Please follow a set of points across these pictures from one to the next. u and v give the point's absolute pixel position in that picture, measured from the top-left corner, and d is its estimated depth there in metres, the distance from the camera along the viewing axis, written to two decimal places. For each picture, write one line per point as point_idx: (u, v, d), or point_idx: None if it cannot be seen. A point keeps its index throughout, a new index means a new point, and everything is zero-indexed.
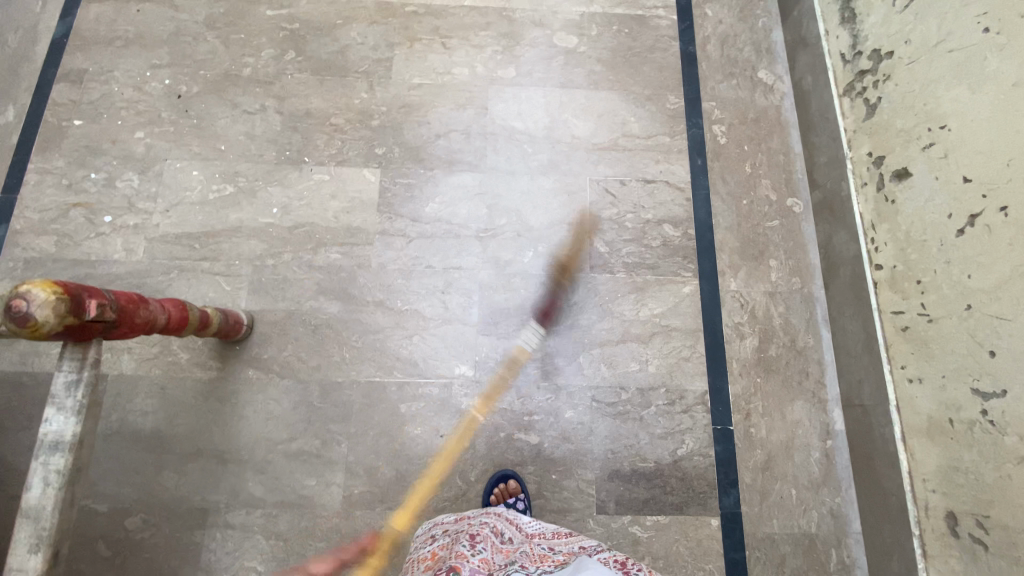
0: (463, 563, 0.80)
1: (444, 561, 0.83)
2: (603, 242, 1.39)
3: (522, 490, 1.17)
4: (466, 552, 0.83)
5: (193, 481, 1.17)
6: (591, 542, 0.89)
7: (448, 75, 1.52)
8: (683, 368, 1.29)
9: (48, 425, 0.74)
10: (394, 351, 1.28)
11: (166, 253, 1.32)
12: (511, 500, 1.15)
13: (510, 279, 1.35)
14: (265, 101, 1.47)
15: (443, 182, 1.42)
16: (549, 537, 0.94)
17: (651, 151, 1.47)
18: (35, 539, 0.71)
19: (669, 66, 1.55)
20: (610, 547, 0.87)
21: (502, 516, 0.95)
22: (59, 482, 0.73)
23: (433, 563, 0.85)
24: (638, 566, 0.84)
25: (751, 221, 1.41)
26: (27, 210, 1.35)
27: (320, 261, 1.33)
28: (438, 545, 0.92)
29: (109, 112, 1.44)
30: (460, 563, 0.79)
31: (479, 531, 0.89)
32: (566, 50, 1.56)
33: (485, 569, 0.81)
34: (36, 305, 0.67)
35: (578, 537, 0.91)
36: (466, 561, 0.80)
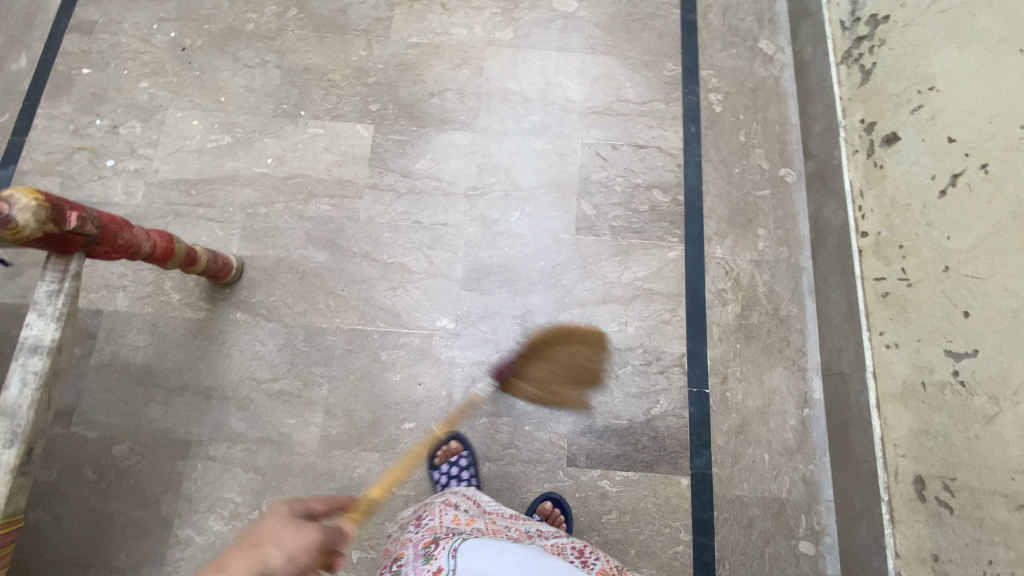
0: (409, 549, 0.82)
1: (392, 552, 0.85)
2: (591, 204, 1.39)
3: (464, 448, 1.20)
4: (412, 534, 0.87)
5: (177, 414, 1.21)
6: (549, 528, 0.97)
7: (446, 35, 1.53)
8: (663, 331, 1.29)
9: (29, 328, 0.78)
10: (378, 301, 1.31)
11: (164, 199, 1.36)
12: (454, 458, 1.19)
13: (495, 237, 1.37)
14: (266, 55, 1.50)
15: (435, 140, 1.44)
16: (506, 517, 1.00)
17: (644, 117, 1.46)
18: (11, 434, 0.75)
19: (669, 33, 1.54)
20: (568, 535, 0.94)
21: (462, 496, 1.01)
22: (36, 383, 0.77)
23: (384, 556, 0.88)
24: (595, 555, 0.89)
25: (741, 189, 1.40)
26: (34, 152, 1.41)
27: (311, 212, 1.36)
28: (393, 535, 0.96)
29: (116, 62, 1.49)
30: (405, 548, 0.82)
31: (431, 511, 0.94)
32: (566, 14, 1.56)
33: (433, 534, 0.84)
34: (18, 209, 0.70)
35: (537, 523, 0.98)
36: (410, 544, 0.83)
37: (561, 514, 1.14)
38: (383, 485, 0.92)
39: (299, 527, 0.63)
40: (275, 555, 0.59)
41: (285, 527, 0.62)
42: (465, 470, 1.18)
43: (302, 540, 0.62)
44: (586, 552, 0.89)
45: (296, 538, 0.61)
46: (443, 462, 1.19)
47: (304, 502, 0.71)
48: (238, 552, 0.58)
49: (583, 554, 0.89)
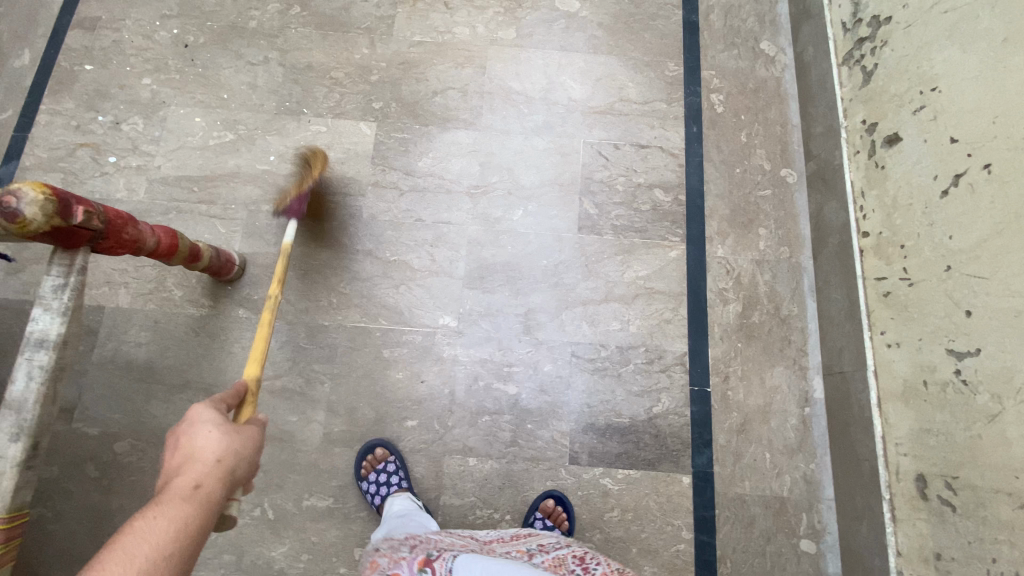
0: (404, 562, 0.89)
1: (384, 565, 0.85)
2: (593, 203, 1.39)
3: (391, 453, 1.19)
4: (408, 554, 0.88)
5: (179, 411, 1.21)
6: (550, 539, 0.98)
7: (449, 34, 1.53)
8: (665, 330, 1.29)
9: (34, 323, 0.78)
10: (381, 299, 1.31)
11: (166, 195, 1.36)
12: (381, 465, 1.17)
13: (498, 235, 1.37)
14: (269, 53, 1.50)
15: (438, 138, 1.44)
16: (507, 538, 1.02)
17: (646, 117, 1.47)
18: (16, 429, 0.75)
19: (671, 34, 1.55)
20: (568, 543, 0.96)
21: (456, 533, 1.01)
22: (42, 376, 0.77)
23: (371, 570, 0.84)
24: (596, 561, 0.91)
25: (743, 189, 1.41)
26: (37, 148, 1.41)
27: (314, 210, 1.36)
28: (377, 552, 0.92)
29: (118, 58, 1.48)
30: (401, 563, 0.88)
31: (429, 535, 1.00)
32: (568, 14, 1.56)
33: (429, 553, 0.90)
34: (26, 202, 0.71)
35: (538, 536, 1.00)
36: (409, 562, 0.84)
37: (564, 512, 1.14)
38: (256, 356, 0.91)
39: (234, 432, 0.71)
40: (234, 464, 0.68)
41: (223, 440, 0.68)
42: (394, 475, 1.15)
43: (240, 442, 0.70)
44: (586, 558, 0.92)
45: (237, 443, 0.70)
46: (370, 472, 1.16)
47: (212, 404, 0.74)
48: (189, 476, 0.63)
49: (584, 561, 0.92)
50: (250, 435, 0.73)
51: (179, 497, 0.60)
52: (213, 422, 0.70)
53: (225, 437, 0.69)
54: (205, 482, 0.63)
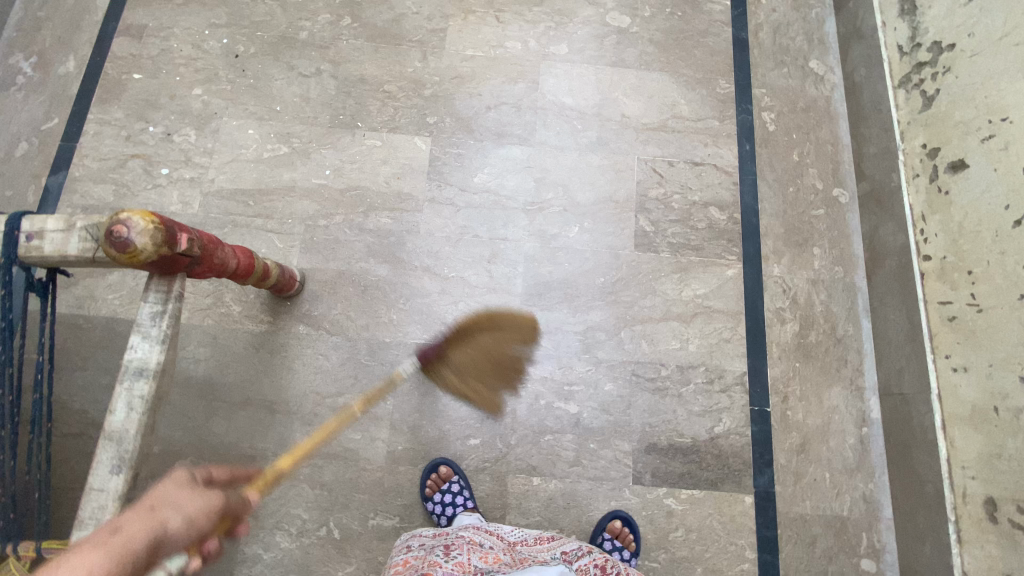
0: (437, 569, 0.88)
1: (417, 567, 0.90)
2: (649, 220, 1.39)
3: (455, 473, 1.19)
4: (439, 560, 0.90)
5: (241, 429, 1.20)
6: (572, 546, 1.01)
7: (501, 49, 1.53)
8: (724, 349, 1.30)
9: (134, 351, 0.76)
10: (440, 315, 1.31)
11: (221, 209, 1.35)
12: (445, 485, 1.17)
13: (554, 252, 1.36)
14: (321, 65, 1.48)
15: (492, 154, 1.44)
16: (529, 543, 1.05)
17: (700, 134, 1.47)
18: (117, 460, 0.74)
19: (721, 51, 1.56)
20: (589, 550, 0.98)
21: (483, 531, 1.04)
22: (142, 407, 0.75)
23: (406, 566, 0.92)
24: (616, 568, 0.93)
25: (797, 209, 1.42)
26: (86, 158, 1.38)
27: (371, 225, 1.36)
28: (412, 553, 0.97)
29: (167, 68, 1.46)
30: (434, 569, 0.87)
31: (456, 541, 0.97)
32: (619, 29, 1.56)
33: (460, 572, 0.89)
34: (137, 232, 0.69)
35: (560, 542, 1.04)
36: (439, 568, 0.88)
37: (630, 531, 1.16)
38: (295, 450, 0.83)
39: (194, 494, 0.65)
40: (176, 519, 0.61)
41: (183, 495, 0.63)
42: (459, 495, 1.15)
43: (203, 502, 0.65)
44: (606, 566, 0.93)
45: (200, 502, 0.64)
46: (435, 492, 1.16)
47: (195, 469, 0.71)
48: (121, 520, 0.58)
49: (605, 569, 0.93)
50: (212, 500, 0.66)
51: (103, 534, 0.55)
52: (181, 480, 0.66)
53: (179, 491, 0.63)
54: (131, 527, 0.57)
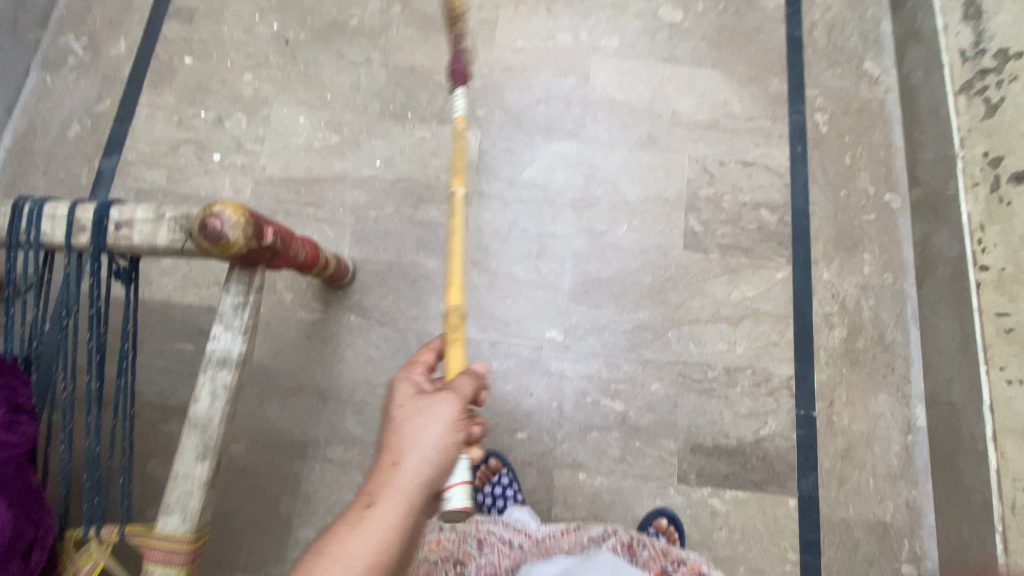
0: (471, 564, 0.98)
1: (452, 551, 0.99)
2: (698, 220, 1.38)
3: (504, 466, 1.21)
4: (473, 551, 1.01)
5: (294, 415, 1.22)
6: (598, 532, 1.06)
7: (551, 41, 1.51)
8: (771, 353, 1.30)
9: (216, 341, 0.77)
10: (489, 309, 1.31)
11: (273, 196, 1.36)
12: (494, 478, 1.21)
13: (603, 250, 1.36)
14: (371, 53, 1.47)
15: (542, 148, 1.43)
16: (556, 533, 1.07)
17: (751, 134, 1.45)
18: (202, 448, 0.75)
19: (775, 49, 1.53)
20: (614, 533, 1.06)
21: (513, 523, 1.06)
22: (224, 397, 0.77)
23: (441, 547, 0.99)
24: (641, 544, 1.04)
25: (847, 213, 1.40)
26: (139, 142, 1.39)
27: (420, 217, 1.36)
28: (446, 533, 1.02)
29: (218, 53, 1.46)
30: (468, 562, 0.98)
31: (487, 535, 1.03)
32: (671, 24, 1.53)
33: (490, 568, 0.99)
34: (229, 225, 0.70)
35: (587, 529, 1.07)
36: (474, 561, 0.99)
37: (676, 531, 1.17)
38: (452, 284, 0.82)
39: (428, 407, 0.66)
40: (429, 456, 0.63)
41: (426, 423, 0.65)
42: (507, 488, 1.19)
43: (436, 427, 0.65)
44: (633, 544, 1.04)
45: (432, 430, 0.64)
46: (485, 484, 1.21)
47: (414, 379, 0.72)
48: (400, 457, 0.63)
49: (630, 548, 1.03)
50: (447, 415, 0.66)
51: (384, 485, 0.61)
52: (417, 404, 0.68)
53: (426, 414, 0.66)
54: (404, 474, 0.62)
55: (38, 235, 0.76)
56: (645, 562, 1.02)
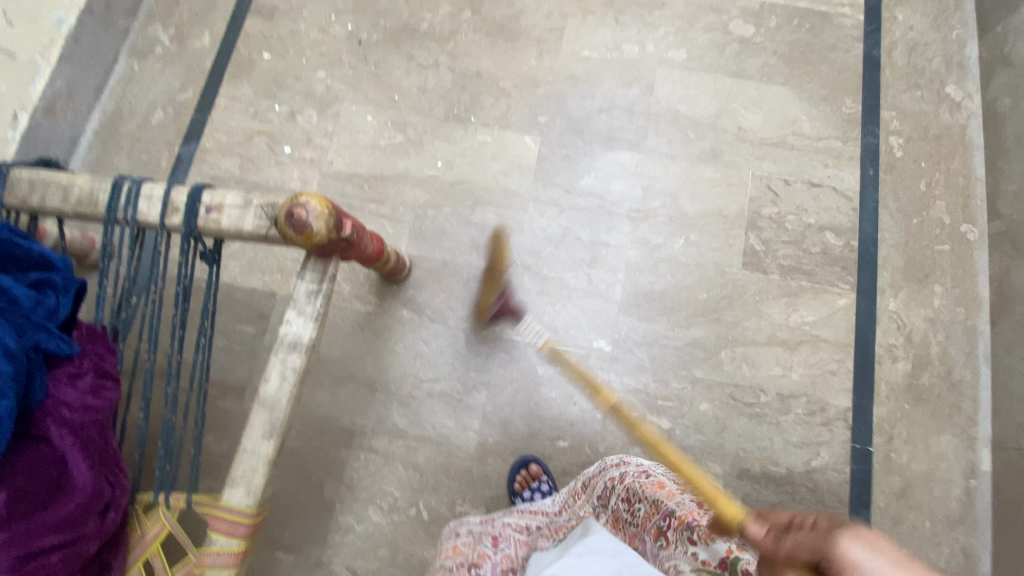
0: (486, 562, 0.94)
1: (468, 555, 0.95)
2: (759, 239, 1.35)
3: (544, 473, 1.20)
4: (488, 552, 0.97)
5: (343, 403, 1.26)
6: (602, 485, 1.00)
7: (617, 51, 1.50)
8: (828, 382, 1.26)
9: (290, 325, 0.81)
10: (537, 314, 1.31)
11: (338, 190, 1.41)
12: (534, 484, 1.18)
13: (658, 262, 1.34)
14: (439, 57, 1.50)
15: (601, 157, 1.42)
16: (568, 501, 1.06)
17: (819, 154, 1.41)
18: (269, 427, 0.78)
19: (849, 68, 1.48)
20: (613, 483, 0.98)
21: (527, 510, 1.08)
22: (294, 379, 0.80)
23: (456, 552, 0.97)
24: (639, 497, 0.93)
25: (919, 242, 1.34)
26: (216, 132, 1.46)
27: (476, 219, 1.38)
28: (461, 539, 1.03)
29: (295, 50, 1.52)
30: (482, 560, 0.94)
31: (502, 532, 1.03)
32: (742, 39, 1.51)
33: (507, 562, 0.97)
34: (314, 216, 0.73)
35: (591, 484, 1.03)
36: (488, 561, 0.95)
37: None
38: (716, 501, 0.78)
39: None
40: None
41: None
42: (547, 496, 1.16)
43: None
44: (631, 499, 0.94)
45: None
46: (523, 489, 1.18)
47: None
48: None
49: (629, 502, 0.94)
50: None
51: None
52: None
53: None
54: None
55: (135, 214, 0.78)
56: (644, 523, 0.91)
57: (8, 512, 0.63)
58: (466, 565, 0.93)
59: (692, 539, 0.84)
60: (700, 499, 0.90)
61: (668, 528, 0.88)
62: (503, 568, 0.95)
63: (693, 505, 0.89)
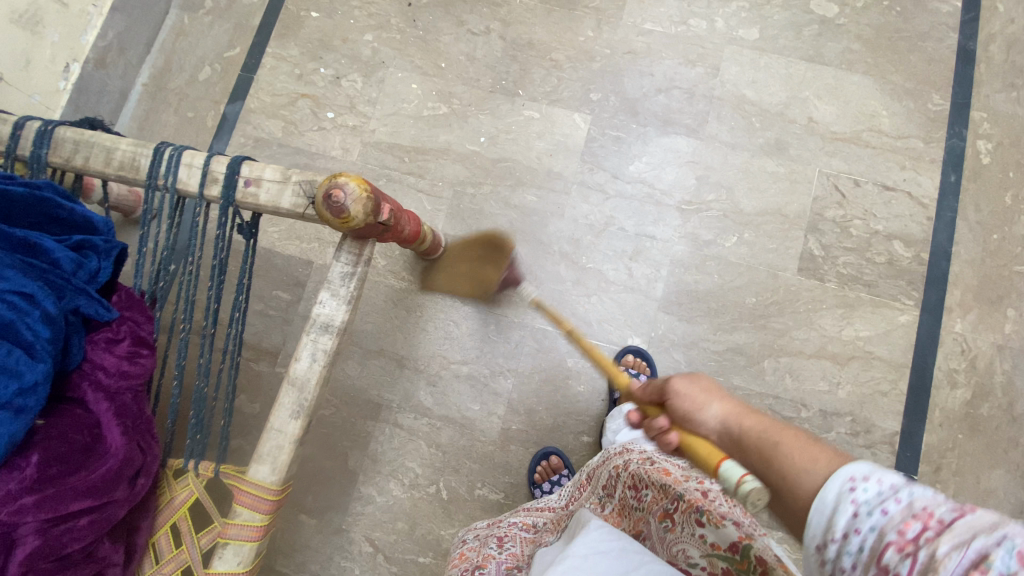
0: (490, 562, 0.88)
1: (471, 560, 0.89)
2: (819, 243, 1.25)
3: (566, 466, 1.19)
4: (493, 552, 0.91)
5: (372, 377, 1.26)
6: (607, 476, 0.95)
7: (683, 26, 1.39)
8: (878, 403, 1.18)
9: (322, 306, 0.79)
10: (572, 305, 1.27)
11: (378, 161, 1.37)
12: (555, 476, 1.17)
13: (704, 260, 1.27)
14: (490, 23, 1.42)
15: (654, 142, 1.33)
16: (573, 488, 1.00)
17: (897, 155, 1.29)
18: (297, 407, 0.78)
19: (943, 59, 1.33)
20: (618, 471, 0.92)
21: (533, 510, 1.02)
22: (323, 360, 0.79)
23: (461, 561, 0.90)
24: (644, 484, 0.87)
25: (997, 260, 1.23)
26: (261, 92, 1.44)
27: (516, 201, 1.33)
28: (467, 544, 0.98)
29: (343, 9, 1.47)
30: (486, 560, 0.88)
31: (507, 531, 0.97)
32: (823, 19, 1.37)
33: (513, 561, 0.88)
34: (352, 199, 0.70)
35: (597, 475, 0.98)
36: (492, 561, 0.88)
37: (643, 364, 1.21)
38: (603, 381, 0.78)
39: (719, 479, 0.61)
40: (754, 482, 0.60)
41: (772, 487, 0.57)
42: None
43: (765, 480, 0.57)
44: (637, 485, 0.87)
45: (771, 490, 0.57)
46: (544, 481, 1.17)
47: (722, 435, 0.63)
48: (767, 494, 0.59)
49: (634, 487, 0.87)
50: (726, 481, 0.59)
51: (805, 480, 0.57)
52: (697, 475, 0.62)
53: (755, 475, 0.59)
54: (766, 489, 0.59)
55: (175, 182, 0.77)
56: (651, 507, 0.84)
57: (45, 473, 0.67)
58: (469, 568, 0.87)
59: (701, 520, 0.77)
60: (705, 485, 0.84)
61: (675, 511, 0.81)
62: (507, 566, 0.87)
63: (701, 491, 0.82)
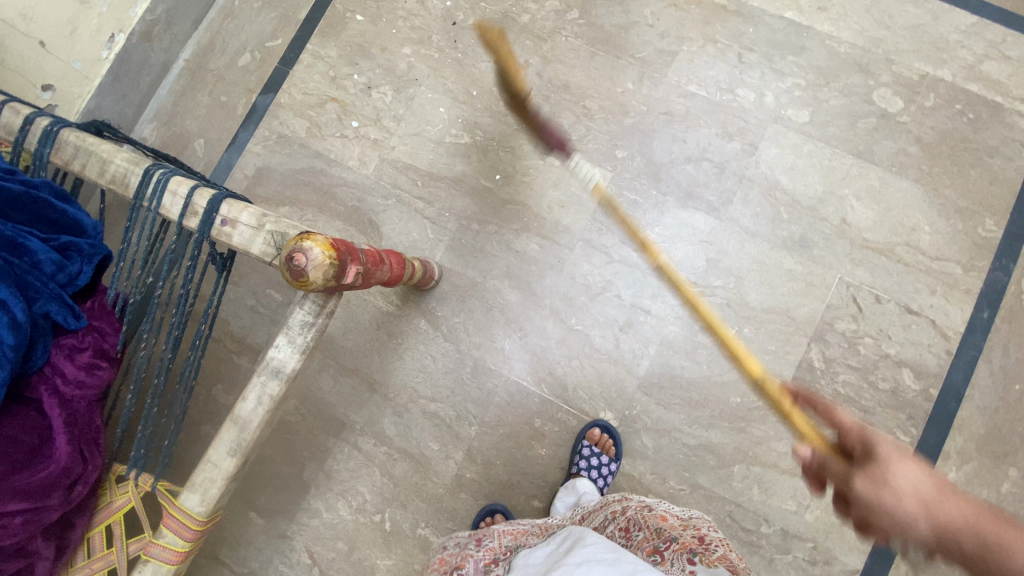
0: (468, 561, 0.92)
1: (451, 562, 0.94)
2: (822, 355, 1.18)
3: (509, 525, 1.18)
4: (471, 551, 0.94)
5: (342, 394, 1.27)
6: (599, 518, 0.99)
7: (729, 94, 1.31)
8: (844, 535, 1.12)
9: (277, 351, 0.79)
10: (551, 364, 1.24)
11: (391, 179, 1.37)
12: None
13: (696, 347, 1.21)
14: (530, 58, 1.37)
15: (671, 213, 1.27)
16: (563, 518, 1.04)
17: (929, 277, 1.19)
18: (234, 445, 0.79)
19: (1006, 182, 1.21)
20: (613, 515, 0.98)
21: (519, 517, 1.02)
22: (269, 405, 0.79)
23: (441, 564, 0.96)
24: (638, 526, 0.93)
25: (1013, 413, 1.13)
26: (293, 88, 1.45)
27: (518, 246, 1.30)
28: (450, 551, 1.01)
29: (388, 17, 1.45)
30: (465, 561, 0.92)
31: (488, 532, 0.98)
32: (884, 113, 1.26)
33: (489, 555, 0.92)
34: (313, 265, 0.69)
35: (591, 515, 1.01)
36: (470, 560, 0.92)
37: (608, 439, 1.18)
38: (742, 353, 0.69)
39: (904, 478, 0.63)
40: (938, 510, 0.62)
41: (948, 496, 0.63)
42: None
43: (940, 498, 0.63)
44: (630, 528, 0.93)
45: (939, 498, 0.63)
46: None
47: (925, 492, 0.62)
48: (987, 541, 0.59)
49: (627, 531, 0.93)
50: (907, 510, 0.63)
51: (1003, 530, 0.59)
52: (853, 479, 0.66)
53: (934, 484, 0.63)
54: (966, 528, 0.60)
55: (158, 206, 0.78)
56: (639, 544, 0.90)
57: None
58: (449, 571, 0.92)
59: (692, 560, 0.83)
60: (699, 534, 0.92)
61: (665, 548, 0.86)
62: (485, 562, 0.91)
63: (698, 537, 0.90)
